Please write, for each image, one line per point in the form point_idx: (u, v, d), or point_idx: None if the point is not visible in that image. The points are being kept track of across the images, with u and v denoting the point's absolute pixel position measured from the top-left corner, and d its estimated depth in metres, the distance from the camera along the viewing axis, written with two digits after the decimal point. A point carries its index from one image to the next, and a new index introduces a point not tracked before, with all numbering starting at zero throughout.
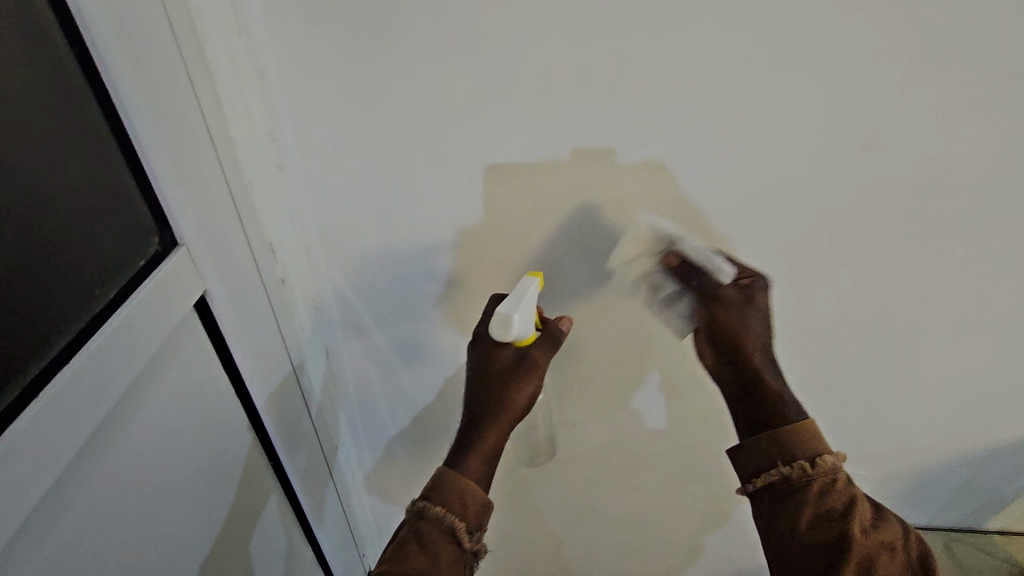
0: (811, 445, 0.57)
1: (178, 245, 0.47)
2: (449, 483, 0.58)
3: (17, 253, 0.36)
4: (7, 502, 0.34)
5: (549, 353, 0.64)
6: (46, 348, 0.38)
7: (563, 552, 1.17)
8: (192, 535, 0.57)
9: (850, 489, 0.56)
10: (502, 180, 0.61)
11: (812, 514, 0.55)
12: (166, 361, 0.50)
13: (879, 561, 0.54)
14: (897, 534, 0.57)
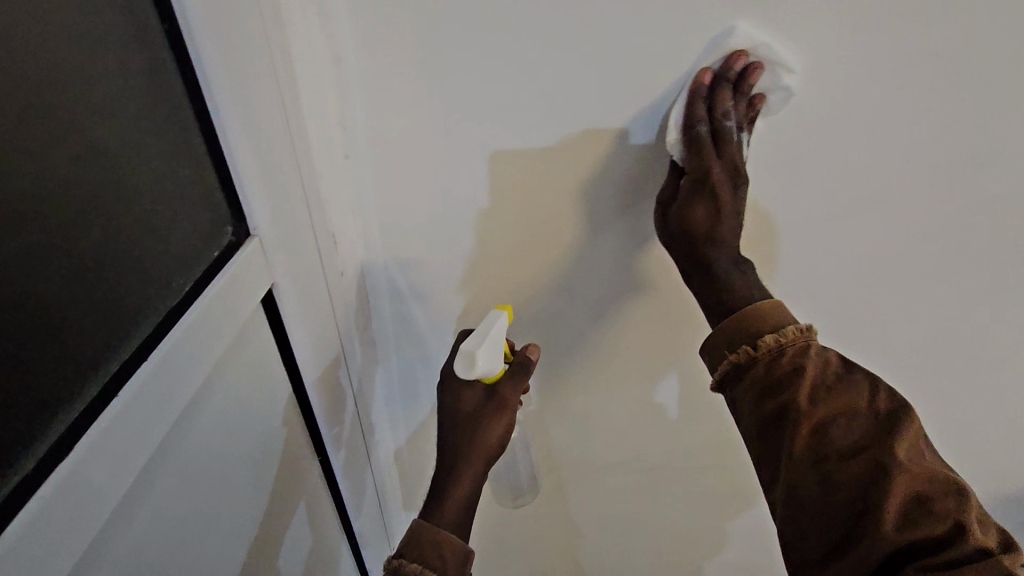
0: (752, 323, 0.51)
1: (250, 236, 0.45)
2: (428, 535, 0.57)
3: (100, 243, 0.33)
4: (85, 513, 0.32)
5: (516, 387, 0.63)
6: (125, 346, 0.35)
7: (582, 560, 1.14)
8: (244, 534, 0.56)
9: (800, 357, 0.50)
10: (575, 177, 0.58)
11: (759, 395, 0.50)
12: (234, 355, 0.48)
13: (831, 428, 0.47)
14: (862, 395, 0.49)
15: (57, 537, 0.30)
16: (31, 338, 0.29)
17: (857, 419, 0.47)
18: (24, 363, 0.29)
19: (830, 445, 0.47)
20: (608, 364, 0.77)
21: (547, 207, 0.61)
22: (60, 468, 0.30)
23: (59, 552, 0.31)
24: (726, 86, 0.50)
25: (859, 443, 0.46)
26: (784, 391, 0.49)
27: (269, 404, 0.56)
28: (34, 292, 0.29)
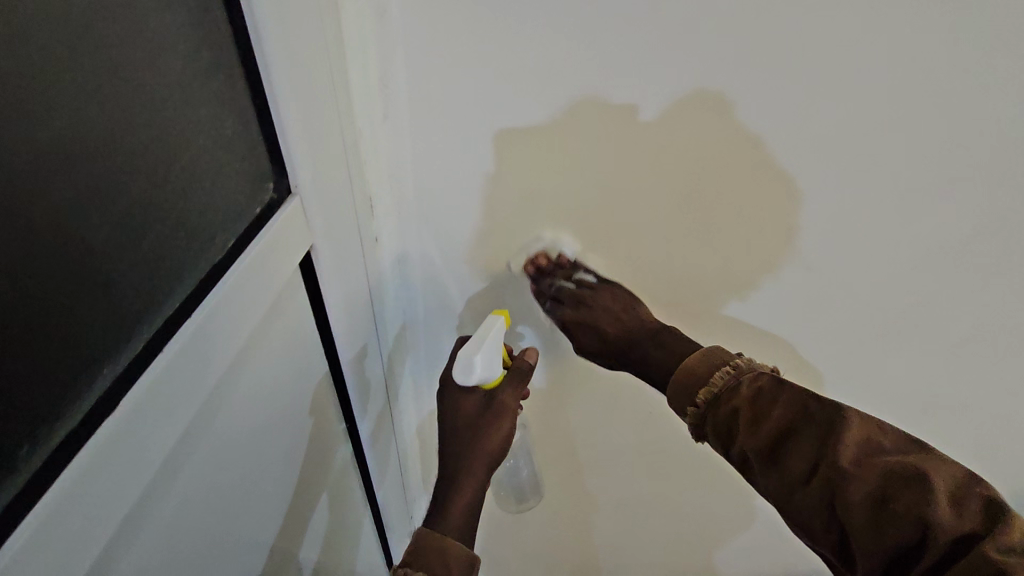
0: (687, 378, 0.54)
1: (292, 194, 0.43)
2: (433, 545, 0.57)
3: (147, 196, 0.32)
4: (130, 474, 0.31)
5: (515, 391, 0.65)
6: (169, 301, 0.34)
7: (596, 530, 1.17)
8: (276, 493, 0.56)
9: (734, 395, 0.51)
10: (622, 152, 0.55)
11: (723, 439, 0.51)
12: (272, 321, 0.47)
13: (784, 453, 0.47)
14: (795, 407, 0.48)
15: (75, 534, 0.28)
16: (77, 291, 0.28)
17: (800, 435, 0.47)
18: (69, 312, 0.28)
19: (791, 468, 0.46)
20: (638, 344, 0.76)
21: (585, 184, 0.58)
22: (96, 436, 0.29)
23: (78, 548, 0.29)
24: (541, 282, 0.65)
25: (809, 462, 0.45)
26: (734, 435, 0.50)
27: (301, 370, 0.55)
28: (81, 243, 0.28)
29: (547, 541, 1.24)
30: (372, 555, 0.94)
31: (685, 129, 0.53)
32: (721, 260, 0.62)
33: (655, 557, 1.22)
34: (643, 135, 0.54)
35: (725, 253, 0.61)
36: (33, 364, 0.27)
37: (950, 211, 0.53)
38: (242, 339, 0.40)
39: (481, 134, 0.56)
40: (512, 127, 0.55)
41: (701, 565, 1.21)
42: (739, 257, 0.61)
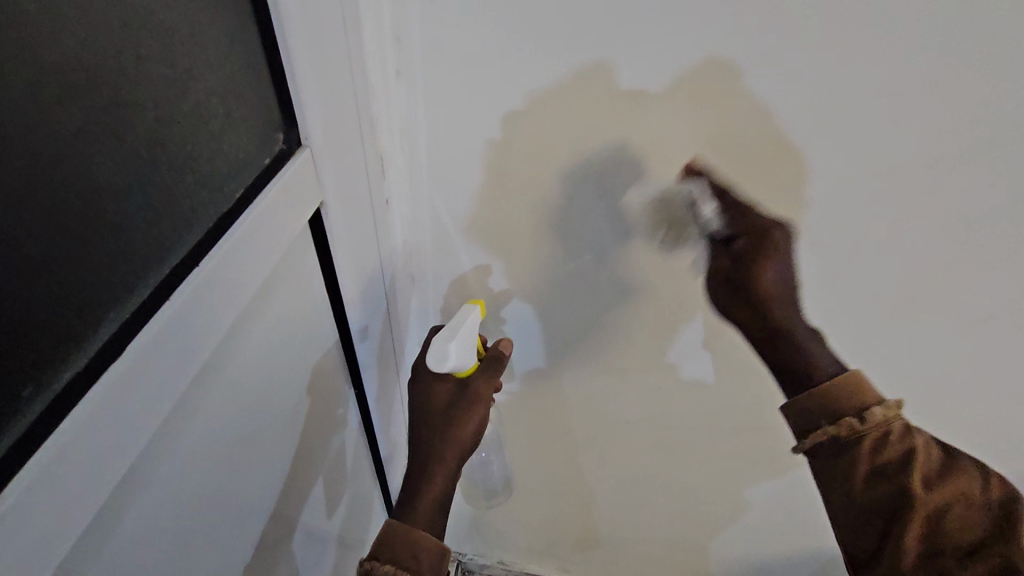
0: (860, 398, 0.49)
1: (302, 145, 0.42)
2: (399, 536, 0.55)
3: (155, 130, 0.30)
4: (136, 426, 0.30)
5: (489, 379, 0.64)
6: (175, 248, 0.33)
7: (597, 500, 1.18)
8: (281, 455, 0.56)
9: (910, 437, 0.48)
10: (644, 118, 0.53)
11: (872, 476, 0.47)
12: (279, 278, 0.47)
13: (946, 519, 0.45)
14: (975, 482, 0.47)
15: (80, 482, 0.28)
16: (83, 226, 0.27)
17: (972, 505, 0.46)
18: (74, 249, 0.27)
19: (948, 537, 0.45)
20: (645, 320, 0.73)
21: (604, 151, 0.56)
22: (103, 380, 0.28)
23: (82, 496, 0.28)
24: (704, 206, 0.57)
25: (975, 538, 0.44)
26: (900, 477, 0.47)
27: (308, 333, 0.55)
28: (85, 177, 0.27)
29: (547, 512, 1.26)
30: (375, 517, 0.95)
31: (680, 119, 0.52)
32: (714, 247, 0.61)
33: (653, 531, 1.23)
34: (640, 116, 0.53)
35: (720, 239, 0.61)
36: (37, 299, 0.26)
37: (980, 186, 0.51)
38: (250, 296, 0.39)
39: (498, 95, 0.53)
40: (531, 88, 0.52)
41: (697, 541, 1.23)
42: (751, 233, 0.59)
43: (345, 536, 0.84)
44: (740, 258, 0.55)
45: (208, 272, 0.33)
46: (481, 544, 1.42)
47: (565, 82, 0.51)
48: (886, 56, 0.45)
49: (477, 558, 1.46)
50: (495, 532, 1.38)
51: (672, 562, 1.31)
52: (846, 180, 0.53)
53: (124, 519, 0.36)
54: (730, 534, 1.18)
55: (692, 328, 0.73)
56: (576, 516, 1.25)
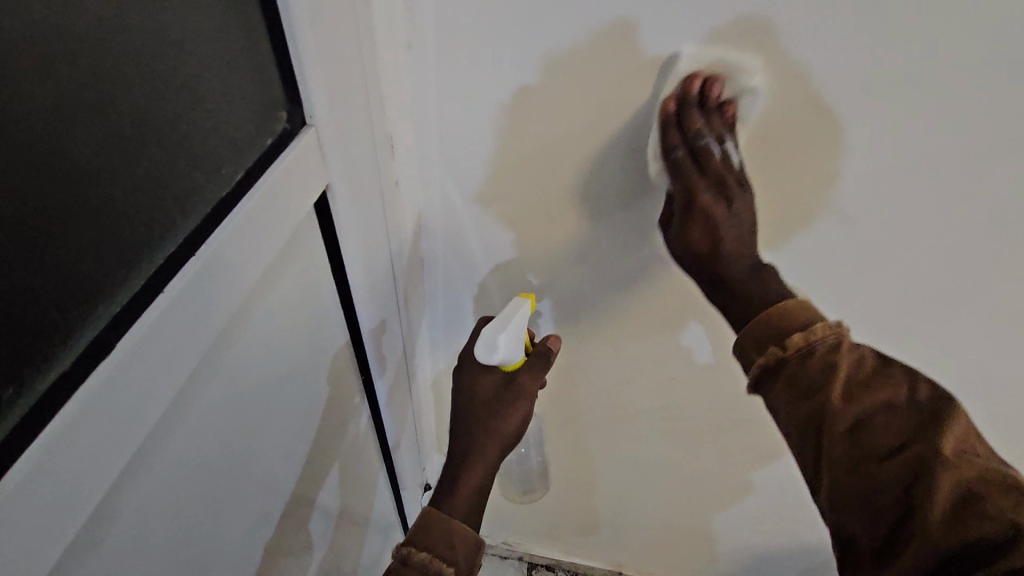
0: (782, 321, 0.46)
1: (306, 125, 0.39)
2: (438, 526, 0.55)
3: (143, 107, 0.28)
4: (131, 418, 0.29)
5: (537, 376, 0.62)
6: (169, 234, 0.31)
7: (603, 485, 1.17)
8: (288, 441, 0.55)
9: (835, 351, 0.43)
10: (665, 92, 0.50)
11: (797, 396, 0.43)
12: (284, 263, 0.45)
13: (869, 426, 0.40)
14: (901, 390, 0.42)
15: (70, 480, 0.26)
16: (61, 215, 0.25)
17: (896, 412, 0.41)
18: (56, 238, 0.25)
19: (873, 444, 0.40)
20: (659, 305, 0.71)
21: (624, 131, 0.53)
22: (98, 372, 0.27)
23: (75, 495, 0.27)
24: (694, 111, 0.49)
25: (899, 440, 0.40)
26: (820, 391, 0.42)
27: (314, 320, 0.53)
28: (63, 161, 0.24)
29: (554, 496, 1.26)
30: (382, 500, 0.95)
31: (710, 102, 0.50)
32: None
33: (661, 517, 1.23)
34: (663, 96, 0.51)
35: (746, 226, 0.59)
36: (13, 294, 0.24)
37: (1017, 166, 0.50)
38: (253, 282, 0.37)
39: (510, 66, 0.50)
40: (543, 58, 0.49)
41: (705, 528, 1.22)
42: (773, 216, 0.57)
43: (353, 519, 0.84)
44: (678, 216, 0.53)
45: (204, 263, 0.31)
46: (486, 525, 1.43)
47: (580, 55, 0.49)
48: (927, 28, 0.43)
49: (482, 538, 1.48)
50: (501, 514, 1.38)
51: (677, 547, 1.32)
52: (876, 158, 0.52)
53: (125, 515, 0.35)
54: (737, 521, 1.18)
55: (709, 315, 0.71)
56: (583, 501, 1.25)
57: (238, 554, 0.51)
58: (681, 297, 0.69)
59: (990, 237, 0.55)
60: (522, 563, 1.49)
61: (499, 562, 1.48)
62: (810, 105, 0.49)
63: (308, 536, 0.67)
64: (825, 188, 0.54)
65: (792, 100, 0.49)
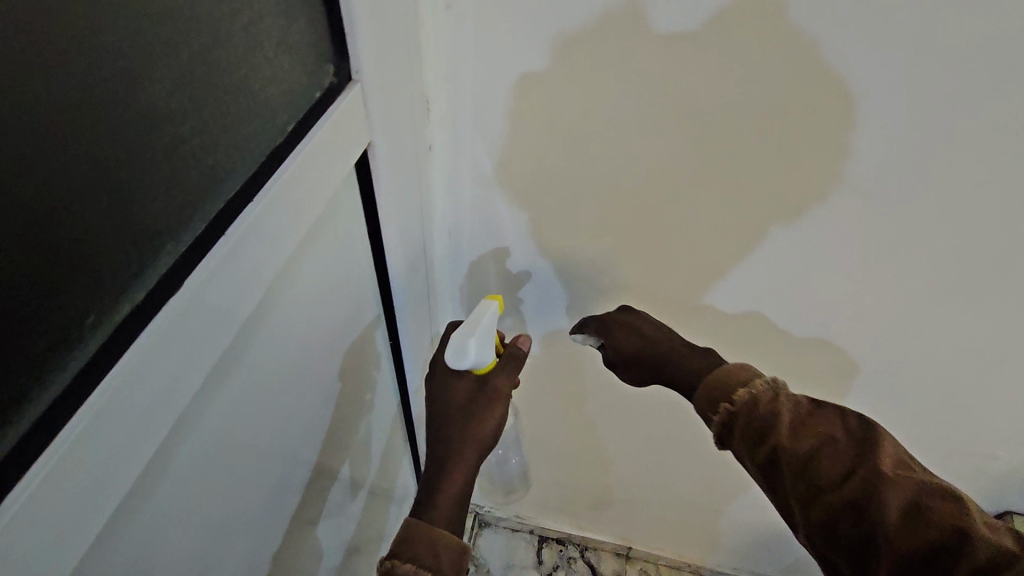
0: (727, 381, 0.56)
1: (352, 80, 0.39)
2: (420, 534, 0.55)
3: (206, 52, 0.29)
4: (179, 377, 0.30)
5: (510, 377, 0.65)
6: (225, 182, 0.32)
7: (616, 461, 1.19)
8: (320, 401, 0.57)
9: (774, 401, 0.52)
10: (695, 58, 0.51)
11: (752, 440, 0.52)
12: (325, 224, 0.46)
13: (820, 455, 0.48)
14: (837, 425, 0.50)
15: (101, 469, 0.27)
16: (138, 148, 0.26)
17: (840, 443, 0.48)
18: (129, 175, 0.26)
19: (826, 472, 0.47)
20: (681, 279, 0.71)
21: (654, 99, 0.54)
22: (149, 329, 0.27)
23: (104, 483, 0.27)
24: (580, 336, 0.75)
25: (849, 469, 0.47)
26: (769, 434, 0.51)
27: (349, 282, 0.54)
28: (141, 94, 0.25)
29: (566, 471, 1.28)
30: (400, 464, 0.98)
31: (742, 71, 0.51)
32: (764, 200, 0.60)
33: (669, 494, 1.25)
34: (693, 64, 0.51)
35: (771, 195, 0.60)
36: (95, 224, 0.25)
37: None
38: (293, 244, 0.38)
39: (543, 32, 0.51)
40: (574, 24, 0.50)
41: (714, 505, 1.24)
42: (802, 183, 0.58)
43: (373, 482, 0.87)
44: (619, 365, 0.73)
45: (227, 252, 0.31)
46: (497, 500, 1.46)
47: (610, 24, 0.50)
48: None
49: (494, 511, 1.51)
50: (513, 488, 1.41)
51: (686, 524, 1.33)
52: (905, 125, 0.51)
53: (177, 461, 0.36)
54: (748, 500, 1.19)
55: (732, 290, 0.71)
56: (594, 476, 1.27)
57: (272, 507, 0.53)
58: (704, 270, 0.69)
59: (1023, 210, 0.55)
60: (532, 536, 1.53)
61: (508, 535, 1.52)
62: (842, 68, 0.49)
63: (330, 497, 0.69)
64: (852, 153, 0.55)
65: (823, 63, 0.49)
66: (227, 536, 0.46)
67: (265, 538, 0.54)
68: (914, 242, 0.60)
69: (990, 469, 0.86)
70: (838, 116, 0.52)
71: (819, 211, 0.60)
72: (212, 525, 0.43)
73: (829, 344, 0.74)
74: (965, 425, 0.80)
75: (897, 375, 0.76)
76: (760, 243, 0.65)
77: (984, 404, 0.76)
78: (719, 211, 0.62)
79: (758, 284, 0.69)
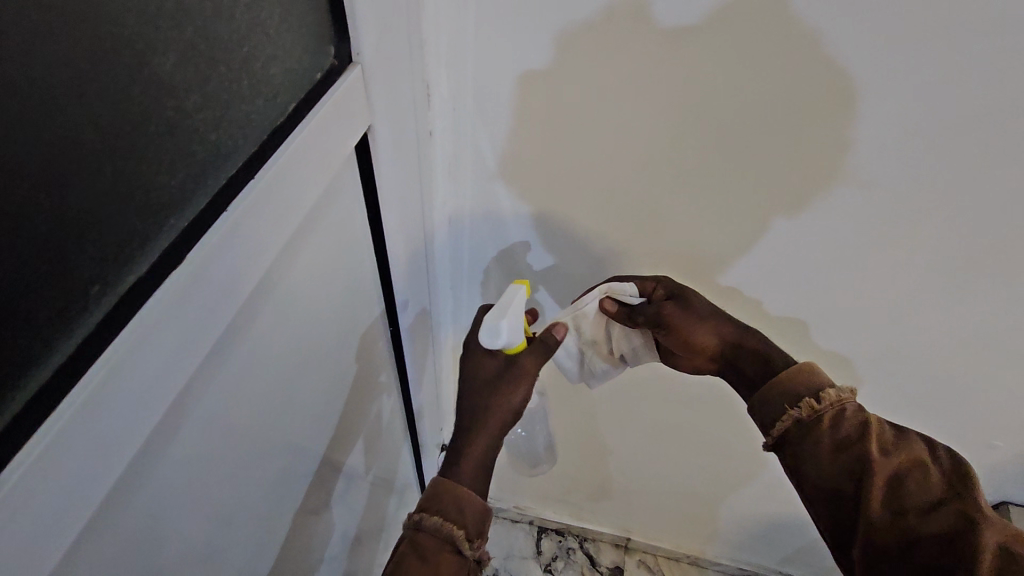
0: (814, 380, 0.56)
1: (354, 62, 0.41)
2: (445, 492, 0.57)
3: (212, 27, 0.29)
4: (181, 351, 0.31)
5: (539, 359, 0.63)
6: (230, 159, 0.33)
7: (617, 452, 1.19)
8: (322, 383, 0.58)
9: (863, 416, 0.54)
10: (694, 49, 0.51)
11: (836, 448, 0.53)
12: (325, 206, 0.46)
13: (908, 480, 0.51)
14: (924, 452, 0.53)
15: (101, 443, 0.27)
16: (144, 121, 0.27)
17: (928, 472, 0.51)
18: (138, 148, 0.27)
19: (911, 498, 0.50)
20: (682, 267, 0.71)
21: (652, 89, 0.54)
22: (151, 303, 0.28)
23: (106, 454, 0.28)
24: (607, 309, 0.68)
25: (936, 498, 0.49)
26: (858, 446, 0.52)
27: (350, 268, 0.55)
28: (147, 66, 0.26)
29: (565, 462, 1.29)
30: (401, 453, 0.99)
31: (741, 61, 0.51)
32: (767, 188, 0.60)
33: (667, 485, 1.26)
34: (690, 54, 0.51)
35: (773, 184, 0.60)
36: (106, 194, 0.26)
37: None
38: (295, 223, 0.38)
39: (543, 20, 0.51)
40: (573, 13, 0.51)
41: (713, 496, 1.25)
42: (804, 171, 0.58)
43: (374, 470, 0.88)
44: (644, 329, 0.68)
45: (224, 233, 0.31)
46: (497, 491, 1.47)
47: (608, 13, 0.50)
48: None
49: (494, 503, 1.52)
50: (513, 480, 1.42)
51: (685, 515, 1.34)
52: (902, 115, 0.52)
53: (184, 436, 0.37)
54: (748, 491, 1.20)
55: (733, 279, 0.71)
56: (593, 467, 1.28)
57: (276, 488, 0.54)
58: (705, 258, 0.69)
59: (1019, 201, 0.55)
60: (531, 527, 1.54)
61: (508, 526, 1.54)
62: (838, 58, 0.49)
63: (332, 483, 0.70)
64: (849, 145, 0.55)
65: (820, 54, 0.49)
66: (234, 512, 0.47)
67: (271, 517, 0.55)
68: (913, 232, 0.60)
69: (987, 458, 0.86)
70: (836, 106, 0.52)
71: (816, 202, 0.60)
72: (216, 501, 0.44)
73: (827, 336, 0.75)
74: (962, 415, 0.80)
75: (895, 365, 0.76)
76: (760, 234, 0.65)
77: (982, 395, 0.76)
78: (720, 203, 0.63)
79: (757, 275, 0.70)
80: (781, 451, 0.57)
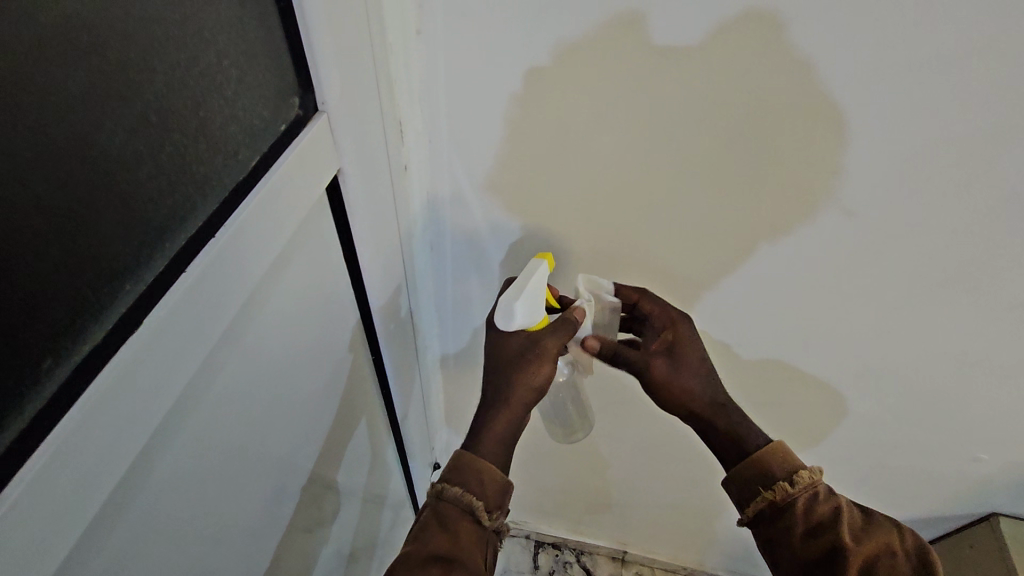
0: (787, 463, 0.58)
1: (319, 111, 0.42)
2: (465, 464, 0.57)
3: (165, 98, 0.31)
4: (139, 413, 0.31)
5: (560, 337, 0.62)
6: (192, 217, 0.34)
7: (610, 467, 1.20)
8: (304, 417, 0.58)
9: (833, 498, 0.56)
10: (655, 85, 0.52)
11: (808, 533, 0.55)
12: (296, 248, 0.47)
13: (877, 566, 0.52)
14: (892, 536, 0.55)
15: (57, 510, 0.27)
16: (97, 195, 0.28)
17: (895, 558, 0.54)
18: (93, 221, 0.28)
19: None
20: (662, 289, 0.72)
21: (618, 123, 0.56)
22: (108, 368, 0.29)
23: (52, 539, 0.27)
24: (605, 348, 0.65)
25: None
26: (829, 529, 0.54)
27: (327, 301, 0.56)
28: (99, 143, 0.27)
29: (561, 477, 1.29)
30: (390, 477, 0.99)
31: (700, 95, 0.52)
32: (739, 213, 0.61)
33: (665, 499, 1.26)
34: (650, 92, 0.53)
35: (746, 210, 0.61)
36: (63, 266, 0.27)
37: (1001, 150, 0.50)
38: (259, 275, 0.39)
39: (511, 60, 0.53)
40: (538, 52, 0.52)
41: (712, 508, 1.24)
42: (773, 197, 0.59)
43: (365, 494, 0.87)
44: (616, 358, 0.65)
45: (173, 303, 0.32)
46: None
47: (571, 55, 0.51)
48: (899, 18, 0.45)
49: None
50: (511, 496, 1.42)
51: (682, 527, 1.34)
52: (861, 144, 0.53)
53: (164, 473, 0.38)
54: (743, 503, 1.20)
55: (712, 299, 0.71)
56: (589, 483, 1.28)
57: (259, 522, 0.54)
58: (683, 280, 0.70)
59: (986, 221, 0.56)
60: (529, 541, 1.54)
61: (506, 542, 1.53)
62: (794, 91, 0.50)
63: (319, 511, 0.70)
64: (817, 172, 0.56)
65: (778, 87, 0.50)
66: (222, 540, 0.48)
67: (257, 547, 0.55)
68: (888, 253, 0.61)
69: (979, 471, 0.86)
70: (798, 136, 0.54)
71: (789, 224, 0.61)
72: (192, 543, 0.44)
73: (811, 354, 0.75)
74: (951, 429, 0.80)
75: (881, 382, 0.76)
76: (738, 255, 0.66)
77: (969, 410, 0.76)
78: (694, 228, 0.64)
79: (737, 296, 0.70)
80: (755, 525, 0.59)
